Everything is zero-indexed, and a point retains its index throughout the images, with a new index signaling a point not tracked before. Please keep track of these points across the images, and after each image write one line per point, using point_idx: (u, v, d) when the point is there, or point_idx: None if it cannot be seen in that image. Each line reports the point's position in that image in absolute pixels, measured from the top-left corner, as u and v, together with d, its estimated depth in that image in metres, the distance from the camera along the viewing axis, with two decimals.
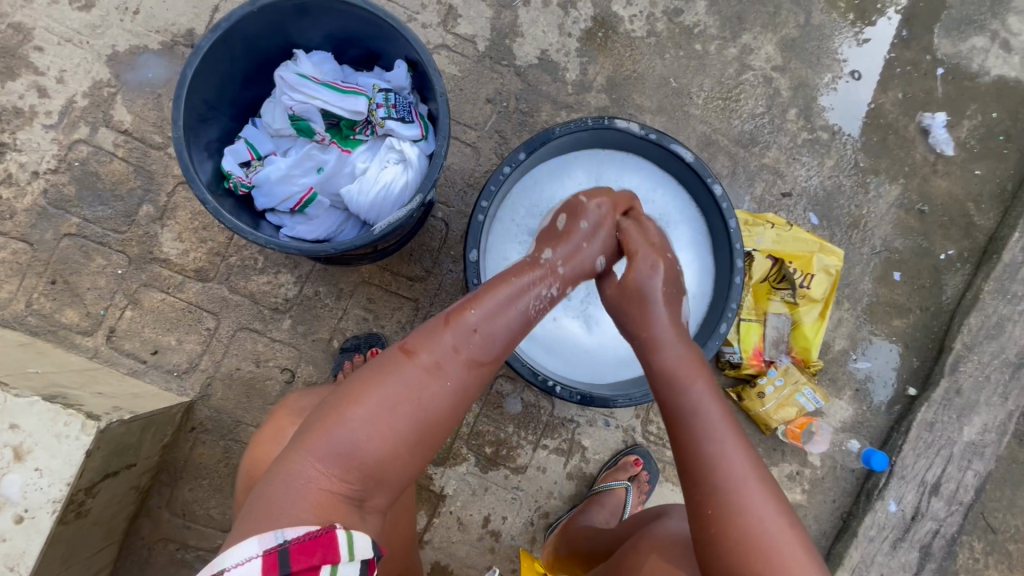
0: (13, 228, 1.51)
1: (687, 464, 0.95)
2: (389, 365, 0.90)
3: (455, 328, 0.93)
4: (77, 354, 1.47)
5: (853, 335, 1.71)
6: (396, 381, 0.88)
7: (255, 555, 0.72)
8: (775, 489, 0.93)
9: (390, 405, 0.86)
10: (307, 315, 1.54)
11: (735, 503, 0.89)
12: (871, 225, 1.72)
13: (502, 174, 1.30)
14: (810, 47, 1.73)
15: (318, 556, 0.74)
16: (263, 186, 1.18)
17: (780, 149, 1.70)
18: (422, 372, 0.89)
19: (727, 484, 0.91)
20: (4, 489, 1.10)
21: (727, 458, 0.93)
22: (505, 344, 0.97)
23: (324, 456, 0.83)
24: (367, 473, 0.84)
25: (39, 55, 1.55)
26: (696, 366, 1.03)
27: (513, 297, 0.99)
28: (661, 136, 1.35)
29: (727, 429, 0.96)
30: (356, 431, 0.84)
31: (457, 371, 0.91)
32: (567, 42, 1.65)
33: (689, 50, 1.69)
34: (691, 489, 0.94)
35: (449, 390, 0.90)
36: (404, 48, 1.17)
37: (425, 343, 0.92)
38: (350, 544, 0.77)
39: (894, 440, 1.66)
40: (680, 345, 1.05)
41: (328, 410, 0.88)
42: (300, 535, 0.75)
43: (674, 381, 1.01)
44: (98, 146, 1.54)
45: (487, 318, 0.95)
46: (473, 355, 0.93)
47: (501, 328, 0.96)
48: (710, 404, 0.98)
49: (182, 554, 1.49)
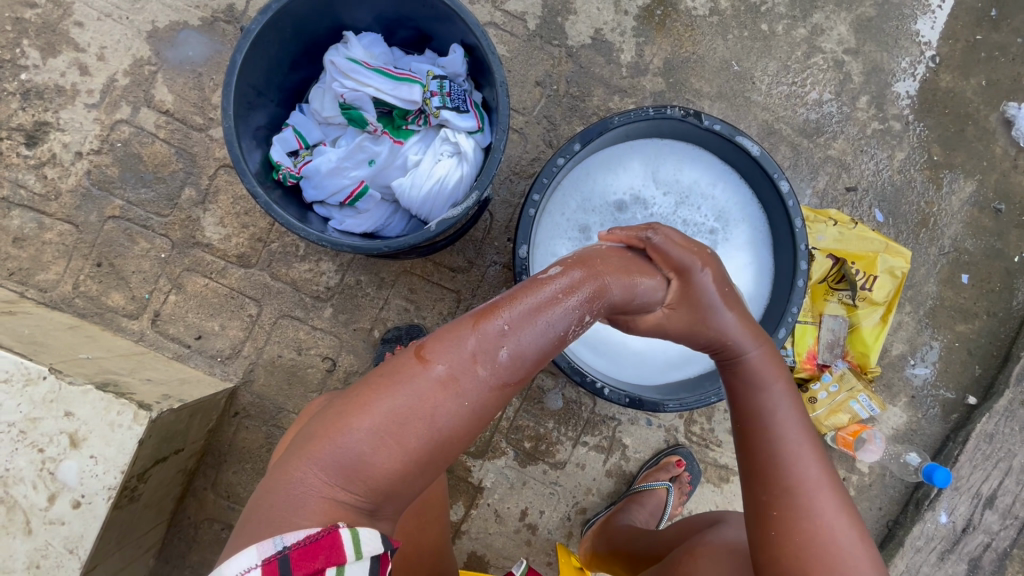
0: (59, 210, 1.51)
1: (757, 466, 0.86)
2: (400, 369, 0.70)
3: (480, 333, 0.70)
4: (124, 337, 1.48)
5: (913, 339, 1.61)
6: (406, 392, 0.68)
7: (254, 565, 0.61)
8: (846, 499, 0.85)
9: (396, 420, 0.67)
10: (349, 304, 1.52)
11: (807, 508, 0.82)
12: (942, 224, 1.61)
13: (556, 165, 1.21)
14: (887, 28, 1.60)
15: (322, 560, 0.63)
16: (313, 178, 1.16)
17: (848, 139, 1.59)
18: (437, 384, 0.68)
19: (799, 488, 0.83)
20: (62, 475, 1.12)
21: (802, 462, 0.84)
22: (536, 362, 0.72)
23: (323, 464, 0.67)
24: (374, 490, 0.68)
25: (79, 31, 1.51)
26: (775, 364, 0.89)
27: (541, 305, 0.72)
28: (727, 127, 1.24)
29: (804, 432, 0.86)
30: (361, 442, 0.67)
31: (480, 390, 0.69)
32: (623, 20, 1.55)
33: (754, 31, 1.58)
34: (756, 488, 0.86)
35: (467, 409, 0.68)
36: (460, 32, 1.11)
37: (444, 347, 0.70)
38: (358, 543, 0.66)
39: (949, 450, 1.58)
40: (755, 345, 0.87)
41: (332, 411, 0.71)
42: (301, 539, 0.63)
43: (753, 378, 0.87)
44: (140, 126, 1.51)
45: (518, 326, 0.70)
46: (500, 372, 0.70)
47: (536, 339, 0.71)
48: (790, 405, 0.87)
49: (227, 534, 1.51)
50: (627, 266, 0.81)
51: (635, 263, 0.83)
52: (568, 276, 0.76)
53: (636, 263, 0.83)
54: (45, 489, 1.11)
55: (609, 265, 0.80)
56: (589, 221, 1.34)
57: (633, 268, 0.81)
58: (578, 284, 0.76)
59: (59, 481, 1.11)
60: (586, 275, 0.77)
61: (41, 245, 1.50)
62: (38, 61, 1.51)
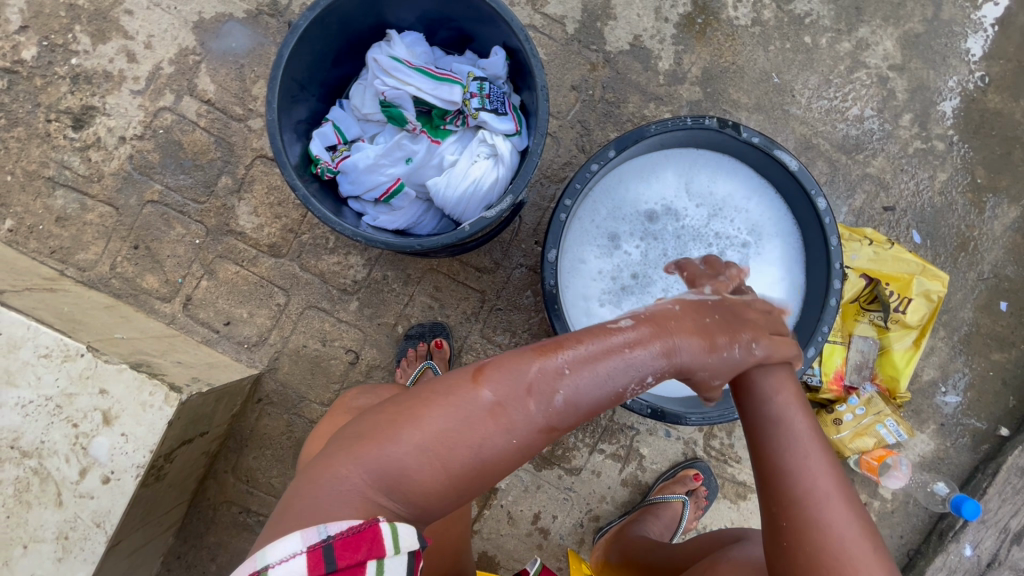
0: (100, 192, 1.55)
1: (762, 476, 0.82)
2: (454, 389, 0.74)
3: (540, 368, 0.73)
4: (156, 319, 1.52)
5: (945, 366, 1.57)
6: (457, 413, 0.72)
7: (299, 550, 0.62)
8: (863, 514, 0.79)
9: (445, 440, 0.71)
10: (374, 299, 1.54)
11: (817, 519, 0.77)
12: (982, 248, 1.57)
13: (589, 171, 1.20)
14: (936, 45, 1.56)
15: (364, 551, 0.64)
16: (350, 173, 1.17)
17: (888, 157, 1.56)
18: (488, 412, 0.72)
19: (809, 498, 0.78)
20: (92, 451, 1.14)
21: (811, 472, 0.79)
22: (588, 411, 0.75)
23: (369, 470, 0.70)
24: (412, 502, 0.71)
25: (129, 19, 1.55)
26: (784, 374, 0.87)
27: (605, 352, 0.75)
28: (766, 140, 1.22)
29: (813, 440, 0.82)
30: (408, 456, 0.71)
31: (527, 426, 0.73)
32: (663, 27, 1.54)
33: (797, 43, 1.56)
34: (765, 500, 0.82)
35: (512, 446, 0.73)
36: (502, 34, 1.11)
37: (501, 377, 0.73)
38: (397, 536, 0.67)
39: (978, 481, 1.53)
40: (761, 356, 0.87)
41: (383, 417, 0.75)
42: (345, 529, 0.65)
43: (757, 388, 0.85)
44: (182, 114, 1.55)
45: (577, 369, 0.74)
46: (550, 415, 0.73)
47: (594, 388, 0.74)
48: (797, 415, 0.84)
49: (244, 517, 1.54)
50: (714, 324, 0.82)
51: (731, 326, 0.84)
52: (638, 330, 0.78)
53: (733, 317, 0.86)
54: (77, 463, 1.14)
55: (683, 325, 0.80)
56: (618, 228, 1.33)
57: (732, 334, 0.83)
58: (649, 340, 0.77)
59: (91, 457, 1.14)
60: (657, 331, 0.78)
61: (82, 225, 1.55)
62: (89, 47, 1.55)
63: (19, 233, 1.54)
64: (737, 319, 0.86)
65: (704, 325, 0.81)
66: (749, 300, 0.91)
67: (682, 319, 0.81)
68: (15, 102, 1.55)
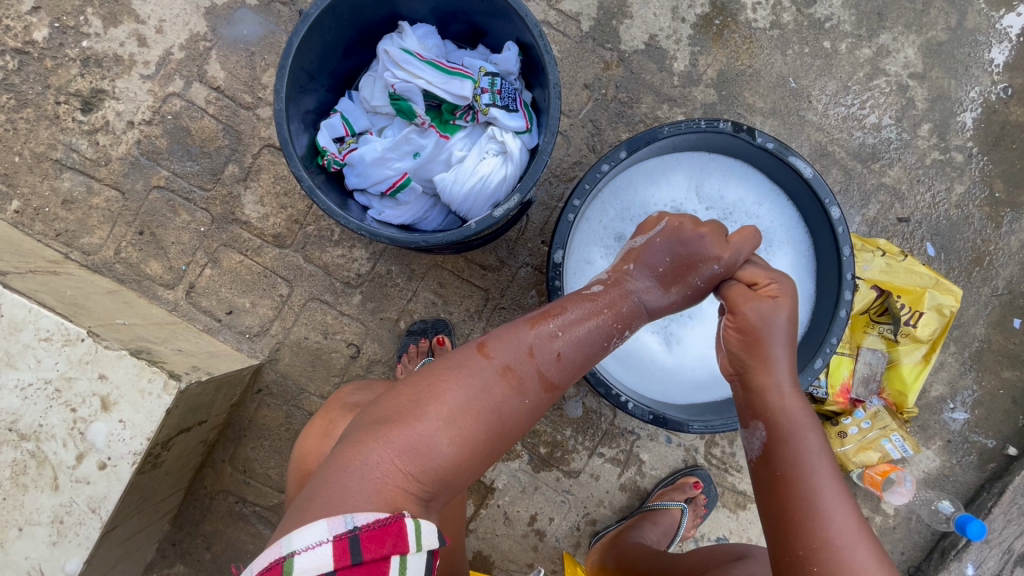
0: (107, 175, 1.54)
1: (788, 516, 0.82)
2: (464, 362, 0.79)
3: (536, 334, 0.82)
4: (159, 305, 1.52)
5: (954, 382, 1.54)
6: (472, 382, 0.77)
7: (325, 539, 0.61)
8: (883, 554, 0.80)
9: (466, 411, 0.75)
10: (377, 293, 1.52)
11: (847, 562, 0.77)
12: (998, 264, 1.53)
13: (599, 171, 1.18)
14: (959, 54, 1.53)
15: (389, 546, 0.63)
16: (356, 166, 1.16)
17: (905, 167, 1.53)
18: (499, 375, 0.78)
19: (837, 540, 0.78)
20: (90, 436, 1.14)
21: (839, 513, 0.80)
22: (583, 365, 0.85)
23: (398, 450, 0.71)
24: (438, 479, 0.72)
25: (141, 3, 1.54)
26: (808, 409, 0.90)
27: (590, 313, 0.87)
28: (780, 146, 1.20)
29: (840, 481, 0.84)
30: (435, 430, 0.73)
31: (535, 385, 0.80)
32: (680, 27, 1.52)
33: (816, 47, 1.53)
34: (790, 540, 0.81)
35: (526, 405, 0.79)
36: (516, 30, 1.09)
37: (503, 345, 0.81)
38: (420, 534, 0.66)
39: (982, 500, 1.51)
40: (789, 377, 0.91)
41: (401, 402, 0.76)
42: (371, 521, 0.64)
43: (790, 421, 0.88)
44: (191, 101, 1.54)
45: (569, 330, 0.84)
46: (552, 372, 0.81)
47: (584, 341, 0.85)
48: (826, 451, 0.85)
49: (239, 507, 1.54)
50: (667, 269, 0.97)
51: (687, 263, 0.97)
52: (607, 293, 0.92)
53: (682, 247, 0.98)
54: (74, 448, 1.14)
55: (637, 278, 0.96)
56: (626, 231, 1.30)
57: (691, 272, 0.97)
58: (614, 301, 0.91)
59: (88, 442, 1.14)
60: (622, 294, 0.93)
61: (88, 209, 1.54)
62: (100, 30, 1.54)
63: (25, 215, 1.54)
64: (688, 244, 0.98)
65: (660, 275, 0.97)
66: (690, 218, 1.03)
67: (637, 272, 0.97)
68: (25, 84, 1.54)
